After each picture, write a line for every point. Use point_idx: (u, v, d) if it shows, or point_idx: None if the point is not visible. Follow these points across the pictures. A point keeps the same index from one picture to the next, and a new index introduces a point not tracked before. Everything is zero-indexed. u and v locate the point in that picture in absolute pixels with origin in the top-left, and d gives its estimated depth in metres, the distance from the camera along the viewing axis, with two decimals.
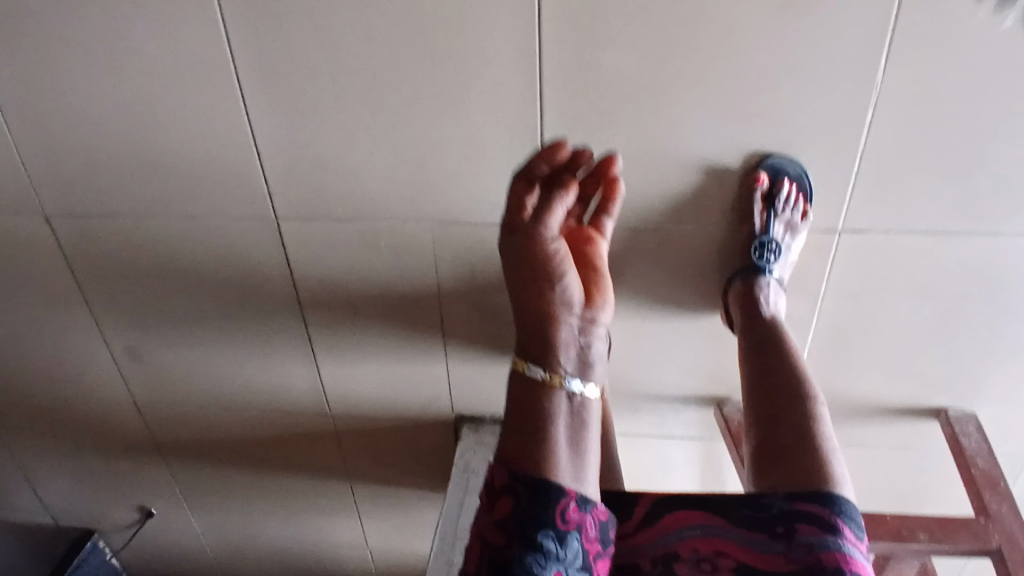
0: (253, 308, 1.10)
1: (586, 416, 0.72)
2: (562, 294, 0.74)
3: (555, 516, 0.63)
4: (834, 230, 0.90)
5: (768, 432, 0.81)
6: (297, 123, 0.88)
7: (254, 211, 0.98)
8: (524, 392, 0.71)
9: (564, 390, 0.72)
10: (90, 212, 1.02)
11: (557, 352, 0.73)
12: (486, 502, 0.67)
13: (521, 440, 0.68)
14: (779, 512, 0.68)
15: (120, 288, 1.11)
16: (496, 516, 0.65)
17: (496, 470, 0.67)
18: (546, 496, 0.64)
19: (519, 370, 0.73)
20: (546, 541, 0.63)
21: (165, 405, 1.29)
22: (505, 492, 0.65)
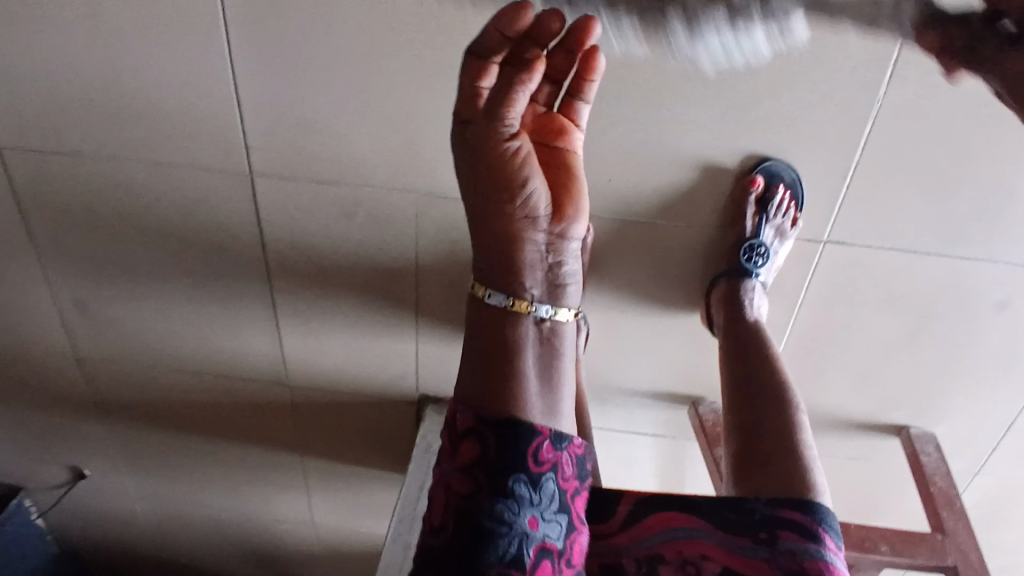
0: (216, 268, 1.05)
1: (557, 343, 0.74)
2: (524, 208, 0.70)
3: (526, 460, 0.64)
4: (819, 240, 0.90)
5: (751, 438, 0.82)
6: (283, 76, 0.83)
7: (227, 164, 0.92)
8: (487, 320, 0.73)
9: (533, 317, 0.73)
10: (45, 149, 0.94)
11: (522, 276, 0.73)
12: (450, 448, 0.67)
13: (485, 380, 0.70)
14: (762, 518, 0.69)
15: (72, 234, 1.04)
16: (462, 463, 0.65)
17: (459, 412, 0.68)
18: (516, 437, 0.65)
19: (478, 296, 0.74)
20: (517, 485, 0.63)
21: (111, 362, 1.21)
22: (469, 436, 0.66)
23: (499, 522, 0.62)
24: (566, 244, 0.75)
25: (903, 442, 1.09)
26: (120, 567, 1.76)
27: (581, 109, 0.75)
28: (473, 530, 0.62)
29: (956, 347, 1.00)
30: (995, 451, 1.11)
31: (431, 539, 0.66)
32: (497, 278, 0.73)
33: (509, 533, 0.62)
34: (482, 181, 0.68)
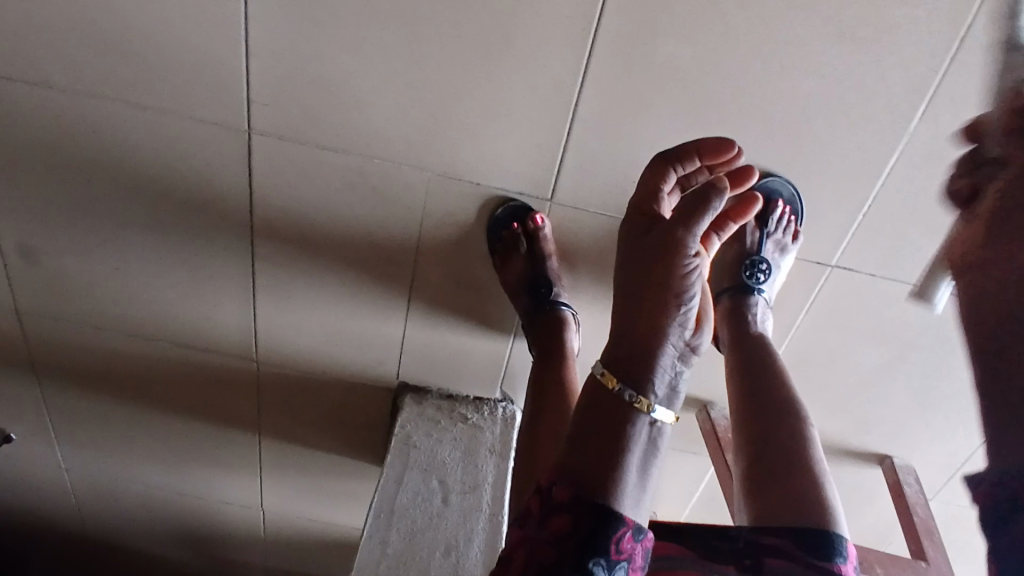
0: (193, 228, 0.96)
1: (663, 451, 0.58)
2: (680, 312, 0.62)
3: (611, 547, 0.51)
4: (826, 264, 0.90)
5: (761, 463, 0.70)
6: (303, 29, 0.77)
7: (223, 117, 0.85)
8: (603, 408, 0.57)
9: (648, 415, 0.57)
10: (7, 76, 0.84)
11: (652, 373, 0.59)
12: (538, 509, 0.53)
13: (583, 448, 0.55)
14: (746, 545, 0.58)
15: (29, 175, 0.93)
16: (549, 536, 0.51)
17: (555, 477, 0.54)
18: (607, 520, 0.51)
19: (607, 383, 0.58)
20: (595, 570, 0.50)
21: (55, 320, 1.10)
22: (563, 508, 0.52)
23: None
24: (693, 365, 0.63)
25: (886, 472, 1.11)
26: (36, 540, 1.63)
27: (713, 243, 0.81)
28: None
29: (944, 388, 1.01)
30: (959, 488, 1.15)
31: None
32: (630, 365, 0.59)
33: None
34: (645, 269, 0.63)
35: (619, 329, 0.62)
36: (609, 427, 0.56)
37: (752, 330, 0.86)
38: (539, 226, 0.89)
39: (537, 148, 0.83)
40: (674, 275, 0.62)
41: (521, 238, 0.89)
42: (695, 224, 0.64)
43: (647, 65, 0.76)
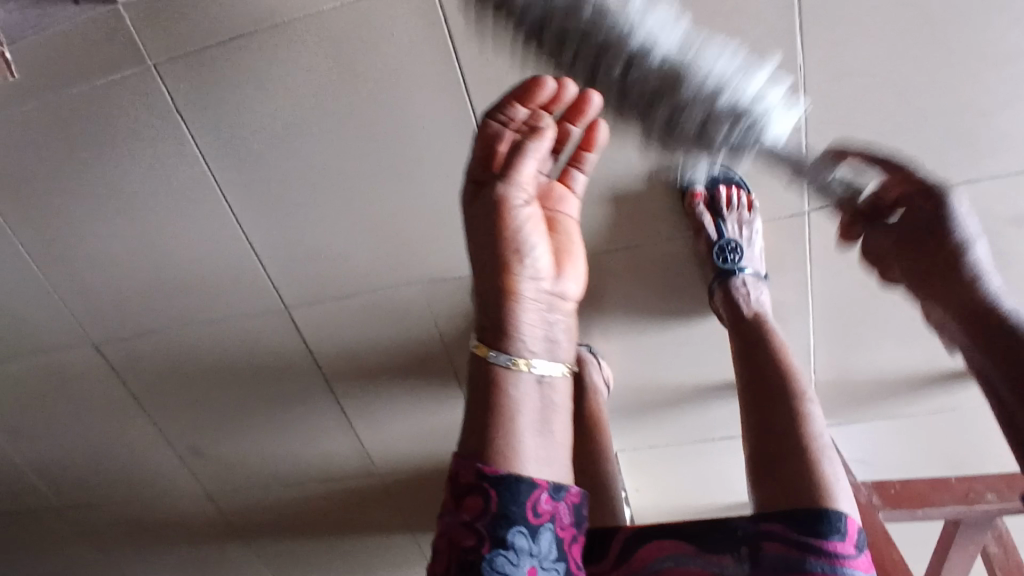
0: (287, 390, 1.20)
1: (556, 404, 0.61)
2: (527, 266, 0.64)
3: (525, 510, 0.54)
4: (801, 212, 0.88)
5: (761, 445, 0.72)
6: (281, 221, 0.98)
7: (264, 305, 1.08)
8: (483, 384, 0.59)
9: (532, 375, 0.60)
10: (131, 334, 1.16)
11: (518, 334, 0.61)
12: (449, 497, 0.56)
13: (477, 439, 0.56)
14: (744, 534, 0.59)
15: (171, 394, 1.25)
16: (463, 517, 0.54)
17: (462, 466, 0.55)
18: (515, 489, 0.54)
19: (482, 356, 0.61)
20: (516, 537, 0.53)
21: (233, 493, 1.39)
22: (473, 489, 0.54)
23: None
24: (560, 304, 0.66)
25: None
26: None
27: (574, 178, 0.76)
28: None
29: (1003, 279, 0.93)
30: None
31: None
32: (496, 335, 0.60)
33: None
34: (488, 232, 0.63)
35: (477, 299, 0.64)
36: (499, 397, 0.59)
37: (745, 316, 0.88)
38: None
39: None
40: (512, 231, 0.63)
41: None
42: (517, 175, 0.64)
43: None
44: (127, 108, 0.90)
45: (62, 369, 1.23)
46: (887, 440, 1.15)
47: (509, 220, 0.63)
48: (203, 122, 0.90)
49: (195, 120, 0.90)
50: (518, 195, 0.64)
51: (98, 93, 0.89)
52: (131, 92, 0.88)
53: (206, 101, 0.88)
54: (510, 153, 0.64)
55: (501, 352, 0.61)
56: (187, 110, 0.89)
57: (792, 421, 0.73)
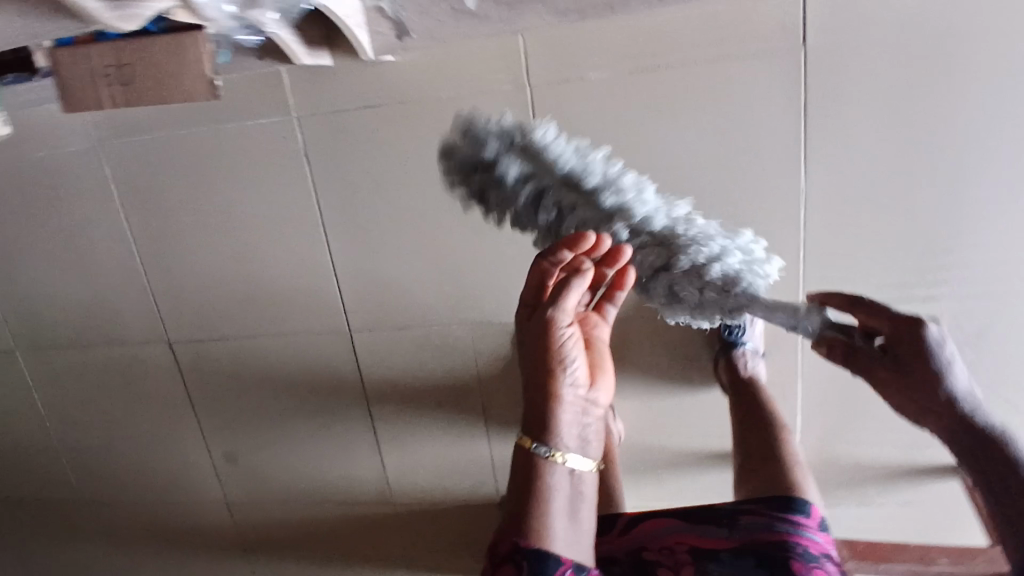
0: (329, 409, 1.34)
1: (585, 489, 0.75)
2: (568, 376, 0.72)
3: None
4: (797, 304, 1.08)
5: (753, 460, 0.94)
6: (366, 254, 1.18)
7: (331, 326, 1.25)
8: (526, 466, 0.72)
9: (565, 467, 0.73)
10: (204, 338, 1.33)
11: (559, 429, 0.72)
12: (492, 560, 0.75)
13: (520, 513, 0.73)
14: (729, 511, 0.80)
15: (222, 399, 1.39)
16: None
17: (503, 538, 0.74)
18: (543, 563, 0.71)
19: (524, 446, 0.72)
20: None
21: (252, 506, 1.49)
22: (508, 559, 0.73)
23: None
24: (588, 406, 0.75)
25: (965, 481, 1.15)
26: None
27: None
28: None
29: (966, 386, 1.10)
30: None
31: None
32: (539, 428, 0.72)
33: None
34: (534, 353, 0.72)
35: (524, 394, 0.74)
36: (540, 481, 0.72)
37: (745, 374, 1.05)
38: None
39: None
40: (555, 351, 0.71)
41: None
42: (563, 303, 0.71)
43: None
44: (267, 147, 1.13)
45: (134, 361, 1.39)
46: (863, 533, 1.26)
47: (555, 340, 0.70)
48: (324, 166, 1.13)
49: (319, 163, 1.13)
50: (563, 317, 0.72)
51: (247, 133, 1.13)
52: (272, 135, 1.12)
53: (333, 149, 1.11)
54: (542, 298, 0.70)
55: (543, 443, 0.72)
56: (314, 154, 1.12)
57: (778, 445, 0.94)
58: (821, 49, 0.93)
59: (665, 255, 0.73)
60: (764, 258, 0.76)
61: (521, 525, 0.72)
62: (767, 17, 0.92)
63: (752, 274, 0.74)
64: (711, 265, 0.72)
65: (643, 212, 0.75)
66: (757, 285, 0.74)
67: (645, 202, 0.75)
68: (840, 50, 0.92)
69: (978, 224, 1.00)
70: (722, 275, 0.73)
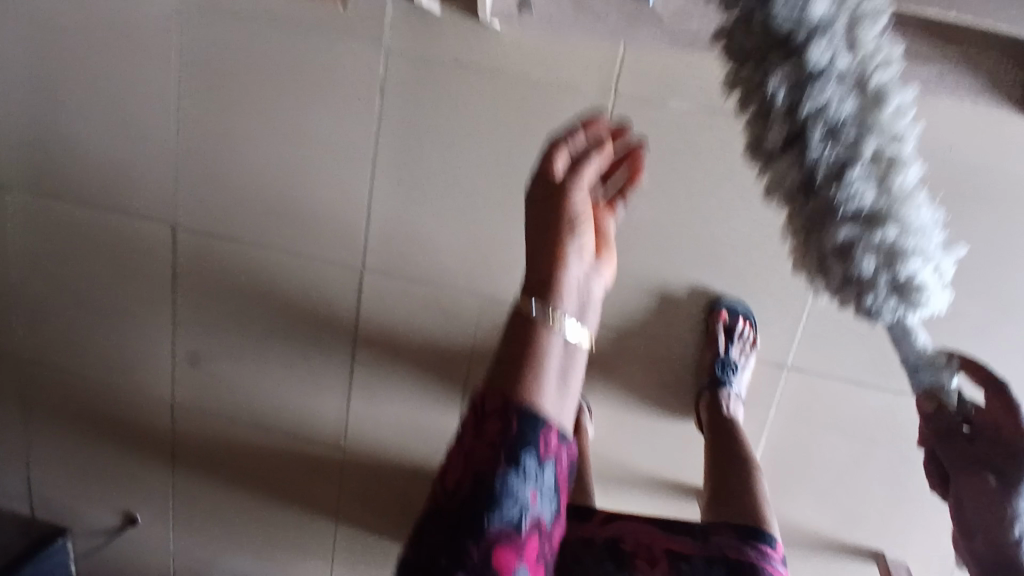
0: (315, 338, 1.34)
1: (575, 361, 0.67)
2: (577, 234, 0.65)
3: (538, 439, 0.63)
4: (782, 365, 1.16)
5: (721, 486, 1.05)
6: (405, 200, 1.21)
7: (346, 258, 1.27)
8: (520, 332, 0.65)
9: (563, 332, 0.65)
10: (212, 233, 1.31)
11: (561, 293, 0.65)
12: (474, 421, 0.66)
13: (511, 371, 0.64)
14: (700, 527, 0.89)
15: (206, 299, 1.37)
16: (484, 437, 0.64)
17: (489, 396, 0.65)
18: (532, 420, 0.63)
19: (522, 309, 0.65)
20: (526, 458, 0.63)
21: (197, 413, 1.46)
22: (495, 416, 0.64)
23: (504, 489, 0.63)
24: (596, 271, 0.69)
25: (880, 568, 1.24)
26: None
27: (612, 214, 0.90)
28: (481, 488, 0.63)
29: (909, 479, 1.18)
30: None
31: (435, 494, 0.68)
32: (538, 286, 0.64)
33: (510, 499, 0.63)
34: (541, 206, 0.66)
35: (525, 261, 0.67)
36: (537, 342, 0.64)
37: (724, 415, 1.13)
38: None
39: None
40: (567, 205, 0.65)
41: None
42: (579, 164, 0.67)
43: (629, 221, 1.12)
44: (346, 70, 1.15)
45: (129, 235, 1.35)
46: None
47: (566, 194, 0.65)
48: (394, 105, 1.16)
49: (390, 101, 1.16)
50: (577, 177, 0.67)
51: (331, 49, 1.15)
52: (356, 59, 1.14)
53: (408, 92, 1.15)
54: (545, 160, 0.67)
55: (541, 305, 0.64)
56: (389, 92, 1.15)
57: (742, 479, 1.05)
58: None
59: (855, 218, 0.44)
60: (946, 274, 0.47)
61: (505, 386, 0.64)
62: None
63: (918, 314, 0.46)
64: (908, 256, 0.44)
65: (884, 140, 0.43)
66: (918, 328, 0.51)
67: (906, 143, 0.44)
68: None
69: (964, 337, 1.08)
70: (896, 281, 0.44)
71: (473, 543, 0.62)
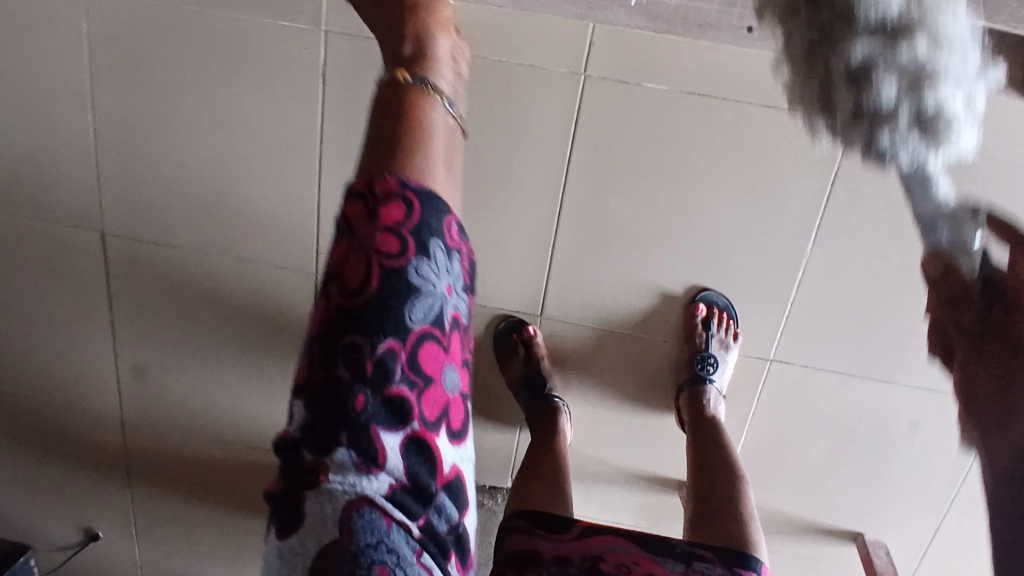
0: (269, 347, 1.25)
1: (454, 143, 0.71)
2: (434, 52, 0.75)
3: (442, 230, 0.62)
4: (766, 358, 1.12)
5: (705, 503, 0.98)
6: None
7: (298, 263, 1.17)
8: (400, 97, 0.68)
9: (444, 103, 0.71)
10: (147, 239, 1.19)
11: (431, 77, 0.72)
12: (362, 215, 0.60)
13: (397, 155, 0.63)
14: (682, 550, 0.82)
15: (147, 309, 1.26)
16: (383, 226, 0.59)
17: (380, 184, 0.60)
18: (432, 205, 0.62)
19: (398, 76, 0.69)
20: (433, 246, 0.61)
21: (149, 427, 1.36)
22: (394, 200, 0.60)
23: (418, 282, 0.59)
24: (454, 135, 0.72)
25: (860, 547, 1.24)
26: None
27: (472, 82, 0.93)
28: (388, 292, 0.58)
29: (889, 461, 1.17)
30: (936, 563, 1.26)
31: (325, 308, 0.59)
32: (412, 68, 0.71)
33: (426, 292, 0.60)
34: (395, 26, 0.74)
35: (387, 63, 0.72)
36: (414, 110, 0.68)
37: (707, 413, 1.08)
38: (533, 335, 1.13)
39: (525, 277, 1.10)
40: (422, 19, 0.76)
41: (520, 345, 1.13)
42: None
43: (603, 216, 1.04)
44: (281, 56, 1.02)
45: (51, 244, 1.22)
46: None
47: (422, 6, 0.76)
48: (339, 94, 1.04)
49: (335, 90, 1.04)
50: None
51: (261, 33, 1.01)
52: (291, 44, 1.01)
53: (354, 79, 1.03)
54: None
55: (417, 80, 0.70)
56: (332, 80, 1.03)
57: (727, 493, 0.98)
58: None
59: None
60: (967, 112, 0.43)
61: (388, 165, 0.62)
62: None
63: (944, 154, 0.43)
64: None
65: None
66: (939, 172, 0.44)
67: None
68: None
69: None
70: (922, 109, 0.42)
71: (343, 372, 0.57)
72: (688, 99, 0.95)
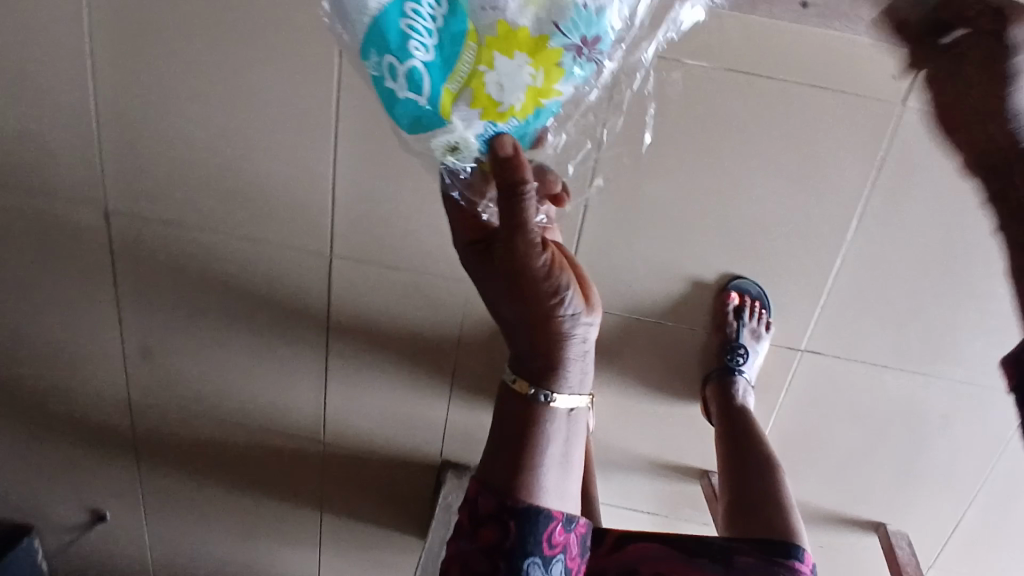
0: (281, 332, 1.21)
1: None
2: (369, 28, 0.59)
3: (540, 545, 0.72)
4: (797, 349, 1.09)
5: (745, 499, 0.99)
6: (374, 181, 1.05)
7: (311, 245, 1.12)
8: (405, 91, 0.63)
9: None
10: (151, 218, 1.14)
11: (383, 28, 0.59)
12: (468, 525, 0.75)
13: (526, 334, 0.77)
14: (719, 547, 0.80)
15: (153, 290, 1.21)
16: (481, 544, 0.73)
17: (482, 497, 0.75)
18: (532, 526, 0.72)
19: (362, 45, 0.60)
20: (532, 567, 0.72)
21: (158, 410, 1.33)
22: (488, 522, 0.73)
23: None
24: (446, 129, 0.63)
25: (881, 538, 1.22)
26: None
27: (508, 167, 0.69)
28: None
29: (918, 454, 1.15)
30: (956, 553, 1.25)
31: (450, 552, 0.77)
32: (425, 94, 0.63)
33: None
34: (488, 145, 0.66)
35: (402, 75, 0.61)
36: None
37: (736, 404, 1.05)
38: None
39: None
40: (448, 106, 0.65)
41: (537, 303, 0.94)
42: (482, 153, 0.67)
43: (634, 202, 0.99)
44: (293, 27, 0.96)
45: (50, 221, 1.16)
46: None
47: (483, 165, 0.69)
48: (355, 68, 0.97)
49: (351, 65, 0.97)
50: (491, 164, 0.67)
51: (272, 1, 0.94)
52: (305, 14, 0.95)
53: None
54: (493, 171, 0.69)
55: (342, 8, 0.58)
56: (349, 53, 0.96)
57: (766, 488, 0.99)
58: (915, 109, 0.90)
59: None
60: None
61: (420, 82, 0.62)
62: (880, 60, 0.87)
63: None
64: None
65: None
66: None
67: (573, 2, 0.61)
68: (935, 120, 0.90)
69: (988, 316, 1.03)
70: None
71: None
72: (730, 78, 0.89)
